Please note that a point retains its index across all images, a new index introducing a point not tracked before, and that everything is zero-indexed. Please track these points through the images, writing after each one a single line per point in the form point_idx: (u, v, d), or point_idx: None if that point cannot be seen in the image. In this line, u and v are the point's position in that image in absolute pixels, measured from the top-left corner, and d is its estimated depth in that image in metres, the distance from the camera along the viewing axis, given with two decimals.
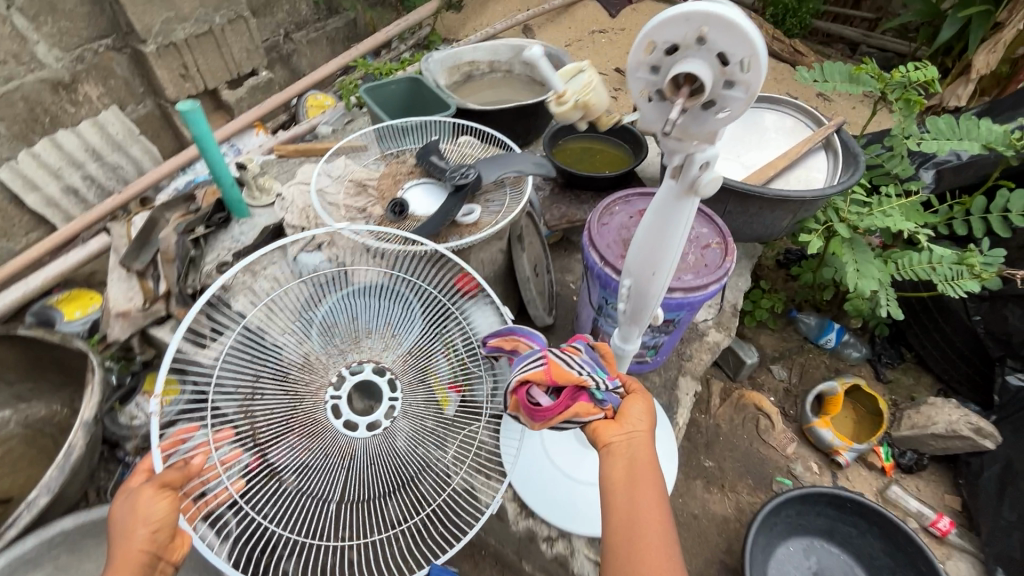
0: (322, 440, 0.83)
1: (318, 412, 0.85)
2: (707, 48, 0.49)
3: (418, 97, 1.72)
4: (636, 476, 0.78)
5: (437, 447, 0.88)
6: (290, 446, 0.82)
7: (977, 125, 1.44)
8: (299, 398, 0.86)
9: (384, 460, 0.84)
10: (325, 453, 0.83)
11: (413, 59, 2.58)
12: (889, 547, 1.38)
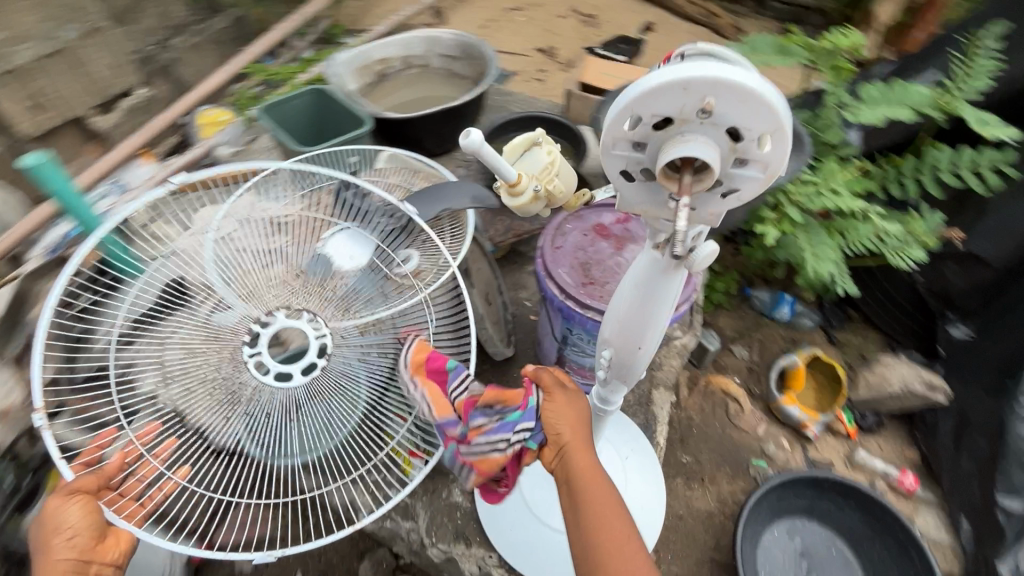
0: (247, 401, 0.82)
1: (241, 373, 0.83)
2: (714, 120, 0.49)
3: (328, 111, 1.51)
4: (580, 491, 0.82)
5: (372, 395, 0.89)
6: (214, 412, 0.81)
7: (907, 89, 1.42)
8: (217, 357, 0.83)
9: (315, 409, 0.85)
10: (255, 412, 0.82)
11: (316, 58, 2.33)
12: (867, 518, 1.41)
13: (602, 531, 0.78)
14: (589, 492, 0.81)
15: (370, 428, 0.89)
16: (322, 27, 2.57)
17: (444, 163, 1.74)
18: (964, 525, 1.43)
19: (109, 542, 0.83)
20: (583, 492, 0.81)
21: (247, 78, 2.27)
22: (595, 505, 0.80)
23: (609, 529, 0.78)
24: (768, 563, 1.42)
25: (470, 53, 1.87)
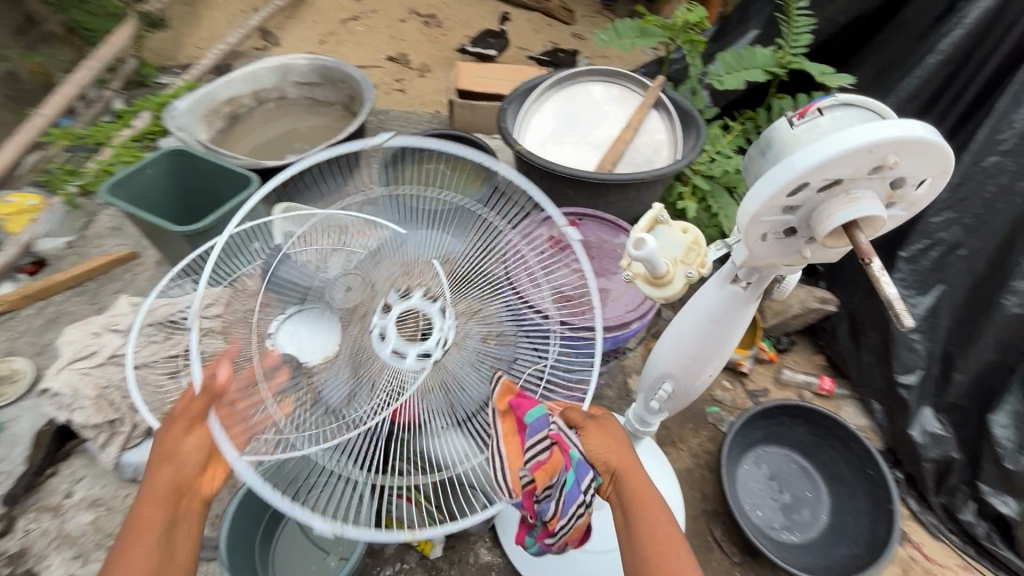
0: (370, 367, 0.72)
1: (363, 339, 0.73)
2: (881, 176, 0.52)
3: (190, 174, 1.27)
4: (634, 513, 0.76)
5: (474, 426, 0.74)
6: (337, 377, 0.72)
7: (753, 53, 1.60)
8: (346, 326, 0.76)
9: (429, 402, 0.72)
10: (375, 384, 0.71)
11: (134, 107, 1.96)
12: (811, 427, 1.60)
13: (655, 553, 0.72)
14: (640, 520, 0.75)
15: (453, 448, 0.73)
16: (127, 69, 2.16)
17: None
18: (877, 407, 1.69)
19: (211, 474, 0.70)
20: (635, 519, 0.75)
21: (48, 148, 1.84)
22: (649, 524, 0.75)
23: (663, 552, 0.72)
24: (749, 495, 1.56)
25: (330, 76, 1.70)
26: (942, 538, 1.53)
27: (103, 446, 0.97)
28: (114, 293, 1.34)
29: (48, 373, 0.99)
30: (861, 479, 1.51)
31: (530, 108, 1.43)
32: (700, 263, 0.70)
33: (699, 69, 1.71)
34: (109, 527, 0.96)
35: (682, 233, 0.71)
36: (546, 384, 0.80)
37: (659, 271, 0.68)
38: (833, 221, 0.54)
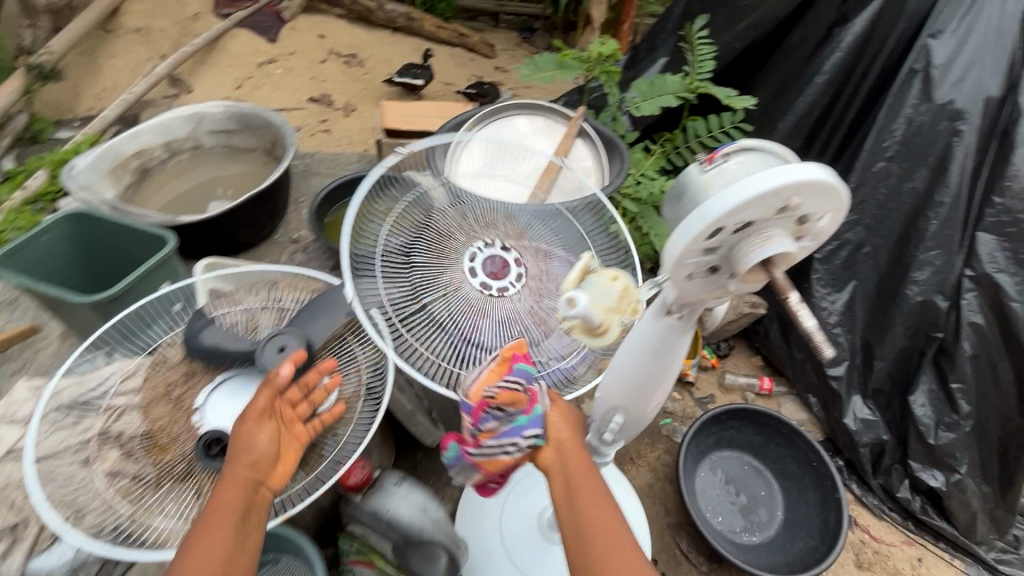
0: (461, 287, 0.84)
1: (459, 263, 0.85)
2: (787, 214, 0.54)
3: (96, 237, 1.17)
4: (575, 492, 0.61)
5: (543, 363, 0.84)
6: (438, 293, 0.83)
7: (664, 81, 1.71)
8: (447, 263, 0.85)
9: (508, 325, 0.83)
10: (470, 300, 0.83)
11: (27, 166, 1.80)
12: (758, 428, 1.67)
13: (601, 558, 0.57)
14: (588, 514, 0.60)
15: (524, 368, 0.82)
16: (16, 125, 1.99)
17: (268, 252, 1.51)
18: (813, 400, 1.79)
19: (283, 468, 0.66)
20: (580, 511, 0.60)
21: None
22: (591, 509, 0.60)
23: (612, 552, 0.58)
24: (709, 503, 1.60)
25: (248, 122, 1.65)
26: (884, 517, 1.63)
27: (3, 556, 0.84)
28: (13, 376, 1.20)
29: None
30: (808, 472, 1.58)
31: (458, 145, 1.44)
32: (634, 311, 0.64)
33: (617, 97, 1.80)
34: None
35: (610, 277, 0.65)
36: (568, 373, 0.85)
37: (595, 322, 0.63)
38: (751, 262, 0.55)
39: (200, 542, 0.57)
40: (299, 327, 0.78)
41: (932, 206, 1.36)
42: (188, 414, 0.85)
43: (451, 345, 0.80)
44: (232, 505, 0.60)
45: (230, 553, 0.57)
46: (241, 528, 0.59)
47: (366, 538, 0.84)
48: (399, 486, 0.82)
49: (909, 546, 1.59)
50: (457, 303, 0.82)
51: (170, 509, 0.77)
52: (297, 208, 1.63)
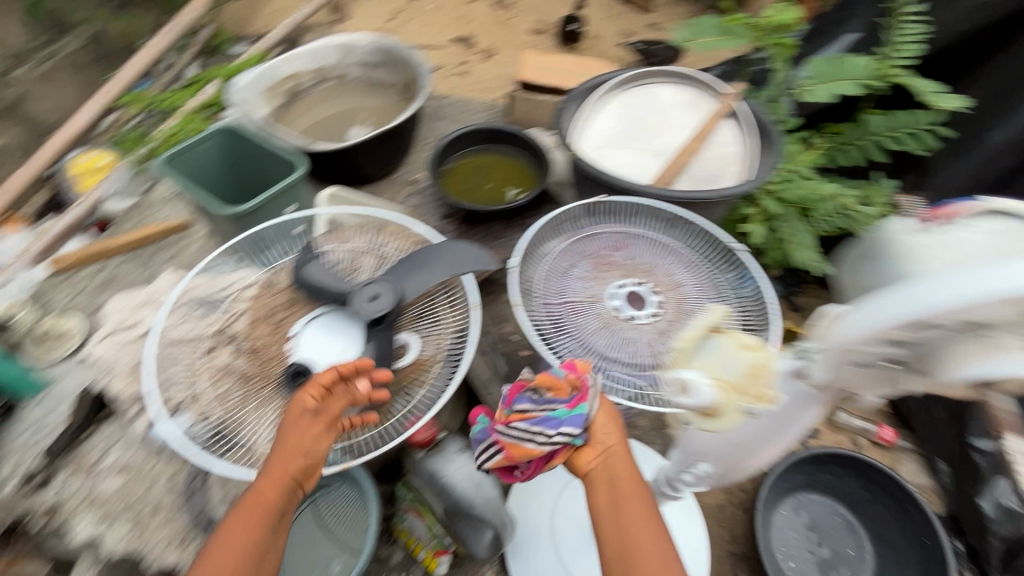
0: (602, 304, 0.87)
1: (603, 291, 0.89)
2: None
3: (243, 151, 1.26)
4: (618, 494, 0.66)
5: None
6: (578, 310, 0.87)
7: (849, 62, 1.44)
8: (591, 290, 0.90)
9: (650, 338, 0.84)
10: (611, 317, 0.86)
11: (204, 76, 2.00)
12: (864, 482, 1.46)
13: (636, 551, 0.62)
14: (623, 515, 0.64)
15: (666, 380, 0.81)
16: (202, 37, 2.21)
17: (386, 189, 1.55)
18: (942, 467, 1.53)
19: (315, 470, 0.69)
20: (617, 500, 0.66)
21: (123, 110, 1.91)
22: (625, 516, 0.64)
23: (647, 550, 0.62)
24: (783, 544, 1.44)
25: (392, 58, 1.67)
26: None
27: (134, 417, 0.98)
28: (165, 262, 1.38)
29: (91, 341, 1.02)
30: (915, 547, 1.37)
31: (589, 109, 1.34)
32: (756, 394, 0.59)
33: (785, 76, 1.56)
34: (135, 494, 1.00)
35: (741, 349, 0.61)
36: None
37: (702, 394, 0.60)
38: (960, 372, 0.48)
39: (235, 529, 0.63)
40: (396, 278, 0.78)
41: None
42: (284, 342, 0.82)
43: (589, 353, 0.83)
44: (270, 503, 0.64)
45: (261, 544, 0.63)
46: (274, 524, 0.64)
47: (422, 491, 0.87)
48: (460, 454, 0.84)
49: None
50: (597, 316, 0.86)
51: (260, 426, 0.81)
52: (420, 150, 1.64)
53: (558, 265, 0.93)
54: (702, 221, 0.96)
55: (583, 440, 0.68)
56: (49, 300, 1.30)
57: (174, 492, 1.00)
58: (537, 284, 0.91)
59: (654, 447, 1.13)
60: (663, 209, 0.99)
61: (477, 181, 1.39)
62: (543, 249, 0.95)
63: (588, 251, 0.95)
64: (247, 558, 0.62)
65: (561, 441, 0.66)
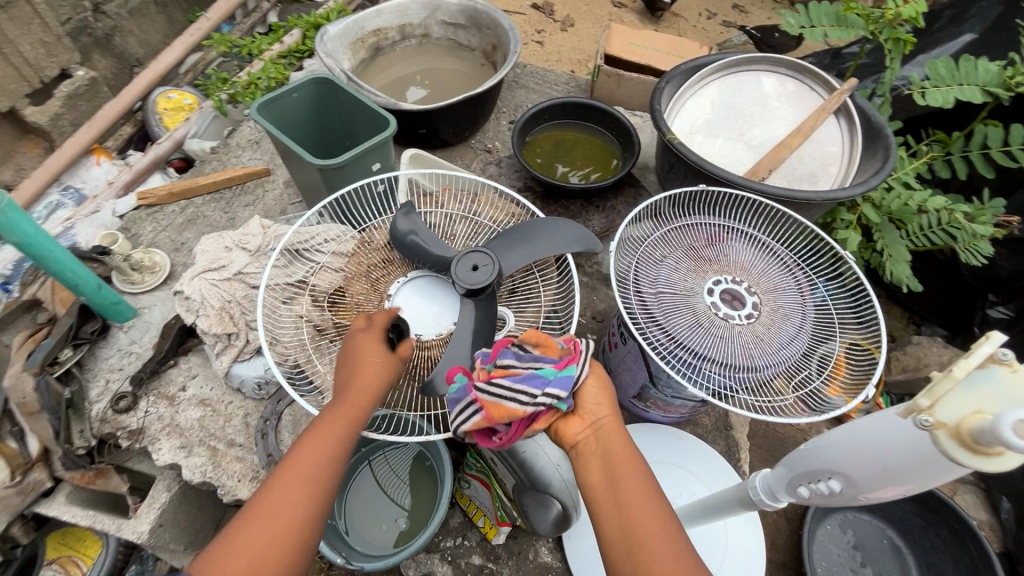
0: (699, 298, 0.84)
1: (698, 284, 0.86)
2: None
3: (331, 104, 1.26)
4: (613, 471, 0.62)
5: (780, 382, 0.81)
6: (674, 302, 0.84)
7: (974, 67, 1.32)
8: (687, 282, 0.86)
9: (750, 337, 0.81)
10: (709, 311, 0.83)
11: (285, 23, 2.00)
12: (920, 509, 1.41)
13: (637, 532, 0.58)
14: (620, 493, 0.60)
15: (761, 382, 0.80)
16: None
17: (461, 155, 1.53)
18: (1005, 505, 1.46)
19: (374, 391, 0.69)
20: (612, 479, 0.62)
21: (206, 51, 1.93)
22: (625, 495, 0.60)
23: (646, 528, 0.59)
24: (826, 560, 1.40)
25: (478, 20, 1.63)
26: None
27: (217, 354, 1.02)
28: (245, 207, 1.40)
29: (182, 277, 1.05)
30: None
31: (687, 91, 1.28)
32: None
33: (896, 74, 1.44)
34: (213, 428, 1.04)
35: None
36: (809, 388, 0.81)
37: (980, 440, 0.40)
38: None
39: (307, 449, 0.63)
40: (497, 251, 0.76)
41: None
42: (380, 299, 0.81)
43: (685, 347, 0.80)
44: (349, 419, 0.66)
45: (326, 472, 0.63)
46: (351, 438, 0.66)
47: (492, 463, 0.87)
48: (541, 433, 0.79)
49: None
50: (695, 310, 0.83)
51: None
52: (498, 118, 1.61)
53: (651, 253, 0.90)
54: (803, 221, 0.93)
55: (570, 406, 0.64)
56: (136, 232, 1.34)
57: (249, 430, 1.04)
58: (630, 272, 0.88)
59: (716, 446, 1.12)
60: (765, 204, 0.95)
61: (559, 157, 1.36)
62: (637, 235, 0.92)
63: (683, 242, 0.92)
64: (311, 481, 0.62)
65: (545, 403, 0.60)
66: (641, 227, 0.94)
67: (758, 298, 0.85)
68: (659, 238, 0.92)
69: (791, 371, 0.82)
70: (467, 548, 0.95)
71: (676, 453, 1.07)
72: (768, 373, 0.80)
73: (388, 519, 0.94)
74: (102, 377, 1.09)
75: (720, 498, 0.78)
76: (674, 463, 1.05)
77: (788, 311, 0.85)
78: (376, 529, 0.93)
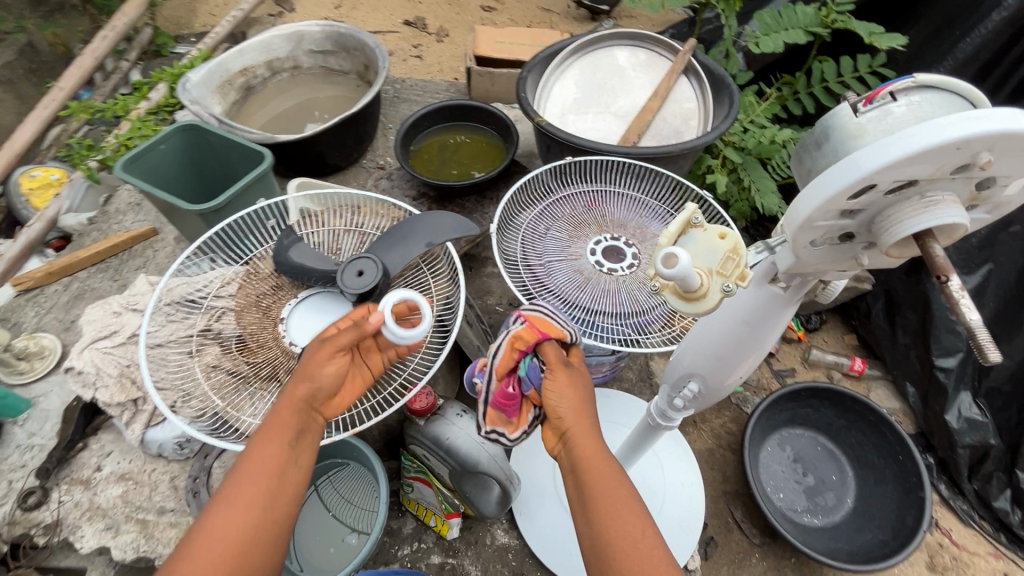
0: (583, 261, 0.90)
1: (581, 249, 0.92)
2: (969, 175, 0.37)
3: (202, 149, 1.23)
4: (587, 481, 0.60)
5: (671, 320, 0.86)
6: (561, 270, 0.89)
7: (794, 12, 1.47)
8: (571, 248, 0.92)
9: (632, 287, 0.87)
10: (593, 270, 0.88)
11: (151, 79, 1.93)
12: (840, 410, 1.54)
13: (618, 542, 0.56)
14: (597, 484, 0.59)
15: (651, 323, 0.85)
16: (142, 40, 2.13)
17: (355, 177, 1.54)
18: (911, 390, 1.63)
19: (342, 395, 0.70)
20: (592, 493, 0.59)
21: (68, 121, 1.84)
22: (608, 503, 0.58)
23: (631, 539, 0.56)
24: (771, 478, 1.53)
25: (344, 44, 1.65)
26: (973, 526, 1.52)
27: (126, 423, 0.98)
28: (137, 269, 1.35)
29: (72, 353, 1.00)
30: (890, 464, 1.46)
31: (550, 77, 1.35)
32: (741, 276, 0.49)
33: (734, 29, 1.57)
34: (138, 500, 0.99)
35: None
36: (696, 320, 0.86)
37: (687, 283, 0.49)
38: (906, 227, 0.39)
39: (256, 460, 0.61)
40: (380, 254, 0.79)
41: None
42: (275, 324, 0.82)
43: (575, 307, 0.85)
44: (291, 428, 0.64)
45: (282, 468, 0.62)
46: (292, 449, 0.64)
47: (425, 460, 0.89)
48: (461, 418, 0.85)
49: (996, 560, 1.48)
50: (580, 272, 0.88)
51: (254, 409, 0.78)
52: (385, 135, 1.64)
53: (534, 230, 0.95)
54: (665, 171, 0.99)
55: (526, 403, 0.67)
56: (18, 321, 1.26)
57: (178, 493, 1.00)
58: (518, 252, 0.92)
59: (644, 395, 1.18)
60: (630, 163, 1.02)
61: (445, 159, 1.39)
62: (519, 214, 0.97)
63: (564, 214, 0.97)
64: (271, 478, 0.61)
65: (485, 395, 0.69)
66: (525, 208, 0.98)
67: (635, 249, 0.91)
68: (541, 214, 0.97)
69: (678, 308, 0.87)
70: (425, 550, 0.96)
71: (606, 409, 1.12)
72: (658, 313, 0.85)
73: (335, 541, 0.94)
74: (4, 478, 1.01)
75: (637, 436, 0.84)
76: (605, 419, 1.11)
77: None
78: (324, 553, 0.92)
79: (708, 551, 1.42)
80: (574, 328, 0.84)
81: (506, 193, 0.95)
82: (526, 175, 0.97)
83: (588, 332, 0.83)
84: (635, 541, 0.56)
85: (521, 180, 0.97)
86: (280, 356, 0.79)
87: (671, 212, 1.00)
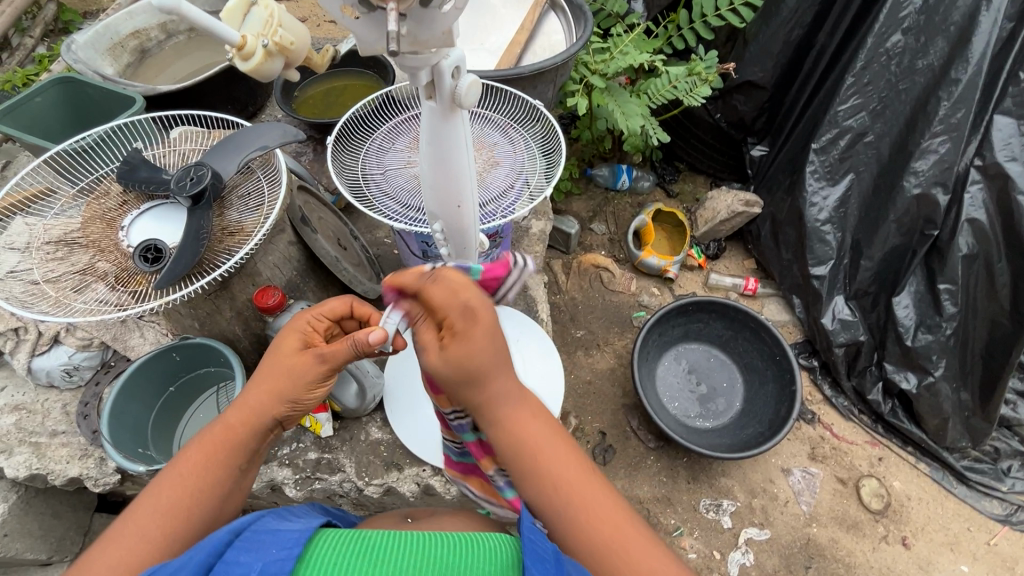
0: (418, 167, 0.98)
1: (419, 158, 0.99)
2: None
3: (82, 100, 1.28)
4: (527, 442, 0.63)
5: (494, 213, 0.93)
6: (397, 176, 0.97)
7: None
8: (410, 157, 1.00)
9: None
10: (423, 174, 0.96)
11: (54, 53, 1.95)
12: (727, 322, 1.65)
13: (561, 484, 0.62)
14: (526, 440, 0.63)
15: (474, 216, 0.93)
16: (46, 16, 2.13)
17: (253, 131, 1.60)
18: (796, 301, 1.77)
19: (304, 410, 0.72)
20: (526, 445, 0.63)
21: None
22: (536, 453, 0.63)
23: (570, 483, 0.62)
24: (667, 389, 1.65)
25: None
26: (853, 419, 1.67)
27: (12, 353, 1.04)
28: None
29: None
30: (771, 366, 1.57)
31: None
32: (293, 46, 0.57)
33: None
34: (31, 425, 1.06)
35: None
36: (514, 209, 0.93)
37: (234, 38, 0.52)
38: None
39: (185, 469, 0.63)
40: (212, 160, 0.84)
41: (947, 85, 1.32)
42: (116, 233, 0.88)
43: (403, 205, 0.93)
44: (234, 445, 0.65)
45: (206, 484, 0.63)
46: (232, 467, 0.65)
47: None
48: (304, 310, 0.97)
49: (871, 446, 1.63)
50: (411, 177, 0.97)
51: (89, 300, 0.82)
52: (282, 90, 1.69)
53: (379, 143, 1.03)
54: (503, 86, 1.06)
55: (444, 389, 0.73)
56: None
57: (70, 417, 1.07)
58: (362, 162, 1.00)
59: (520, 306, 1.28)
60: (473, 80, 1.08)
61: (330, 102, 1.44)
62: (368, 132, 1.05)
63: (410, 129, 1.04)
64: (190, 495, 0.62)
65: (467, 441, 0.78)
66: (376, 126, 1.06)
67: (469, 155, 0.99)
68: (389, 130, 1.05)
69: (501, 202, 0.94)
70: (302, 449, 1.05)
71: None
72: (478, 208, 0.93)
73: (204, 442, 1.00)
74: None
75: None
76: None
77: (496, 163, 0.99)
78: None
79: (606, 458, 1.54)
80: (400, 220, 0.91)
81: (351, 108, 1.02)
82: (372, 94, 1.04)
83: (413, 223, 0.90)
84: (575, 485, 0.62)
85: (367, 97, 1.04)
86: (122, 260, 0.86)
87: (513, 124, 1.06)
